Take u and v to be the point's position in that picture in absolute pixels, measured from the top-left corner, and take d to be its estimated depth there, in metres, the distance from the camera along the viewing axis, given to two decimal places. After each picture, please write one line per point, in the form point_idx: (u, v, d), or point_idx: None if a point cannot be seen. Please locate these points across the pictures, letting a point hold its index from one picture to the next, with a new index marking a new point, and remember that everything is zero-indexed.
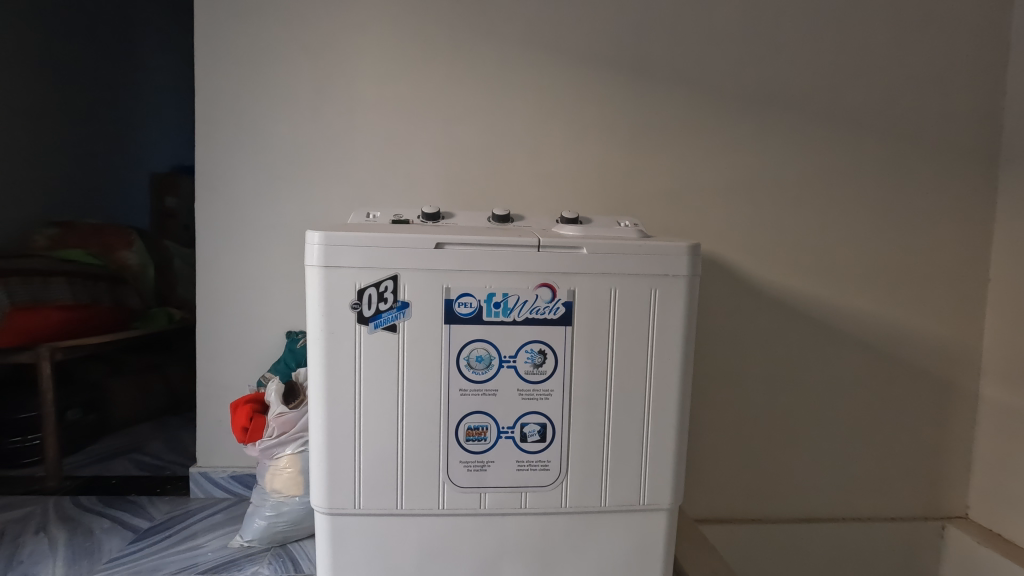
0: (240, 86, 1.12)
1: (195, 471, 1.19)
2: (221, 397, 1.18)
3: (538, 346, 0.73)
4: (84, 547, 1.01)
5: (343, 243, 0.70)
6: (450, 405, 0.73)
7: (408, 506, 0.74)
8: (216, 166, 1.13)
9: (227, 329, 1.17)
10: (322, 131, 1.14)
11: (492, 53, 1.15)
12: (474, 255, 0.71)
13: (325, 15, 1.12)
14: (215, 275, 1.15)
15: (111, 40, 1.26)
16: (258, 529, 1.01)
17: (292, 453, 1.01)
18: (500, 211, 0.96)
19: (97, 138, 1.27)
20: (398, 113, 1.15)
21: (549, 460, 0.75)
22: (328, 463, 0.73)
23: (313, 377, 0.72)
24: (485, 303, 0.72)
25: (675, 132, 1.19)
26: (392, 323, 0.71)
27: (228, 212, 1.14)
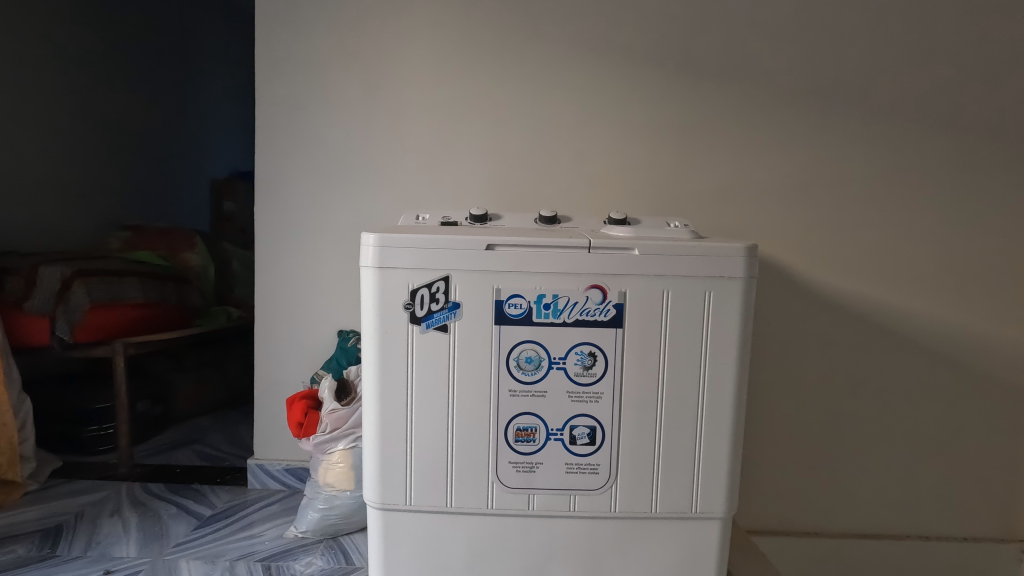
0: (296, 94, 1.17)
1: (253, 463, 1.25)
2: (277, 393, 1.23)
3: (587, 348, 0.73)
4: (153, 530, 1.07)
5: (396, 244, 0.72)
6: (500, 406, 0.73)
7: (457, 504, 0.75)
8: (274, 171, 1.18)
9: (283, 327, 1.21)
10: (372, 136, 1.17)
11: (538, 55, 1.15)
12: (524, 256, 0.72)
13: (376, 24, 1.15)
14: (272, 275, 1.20)
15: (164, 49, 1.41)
16: (312, 520, 1.05)
17: (344, 448, 1.04)
18: (547, 212, 0.96)
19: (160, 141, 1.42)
20: (446, 116, 1.16)
21: (599, 463, 0.74)
22: (380, 459, 0.75)
23: (366, 375, 0.74)
24: (536, 304, 0.72)
25: (726, 130, 1.16)
26: (443, 323, 0.72)
27: (284, 215, 1.19)
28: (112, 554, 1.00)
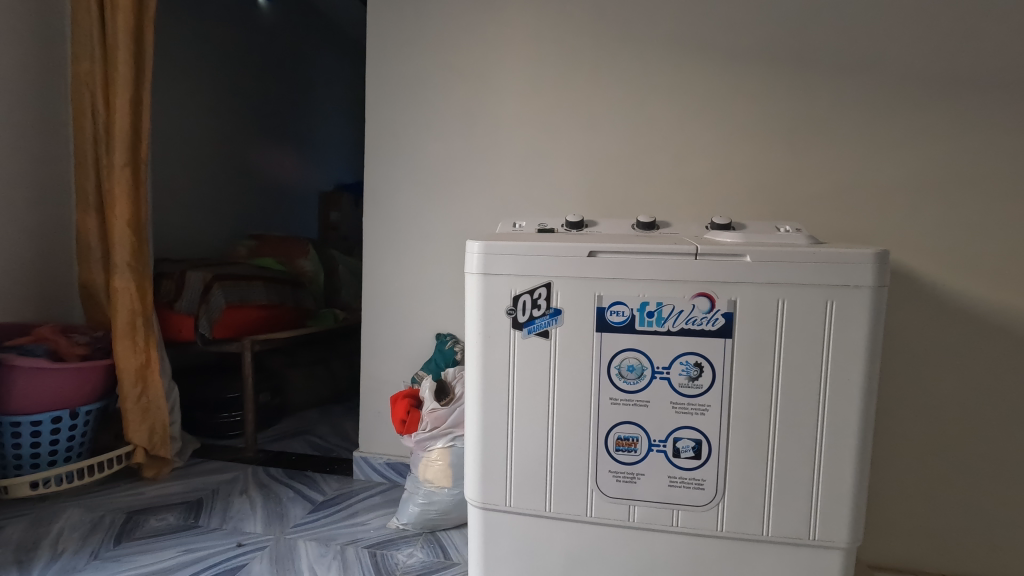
0: (400, 111, 1.25)
1: (359, 456, 1.34)
2: (381, 391, 1.31)
3: (693, 358, 0.70)
4: (276, 511, 1.19)
5: (499, 251, 0.74)
6: (600, 414, 0.73)
7: (556, 509, 0.75)
8: (382, 184, 1.27)
9: (387, 330, 1.29)
10: (469, 146, 1.22)
11: (634, 57, 1.14)
12: (626, 262, 0.71)
13: (474, 39, 1.20)
14: (378, 281, 1.29)
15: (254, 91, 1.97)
16: (413, 513, 1.10)
17: (443, 447, 1.09)
18: (645, 218, 0.94)
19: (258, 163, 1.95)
20: (540, 124, 1.18)
21: (704, 479, 0.71)
22: (482, 460, 0.77)
23: (470, 377, 0.77)
24: (639, 312, 0.71)
25: (842, 126, 1.07)
26: (545, 329, 0.73)
27: (389, 224, 1.27)
28: (243, 529, 1.11)
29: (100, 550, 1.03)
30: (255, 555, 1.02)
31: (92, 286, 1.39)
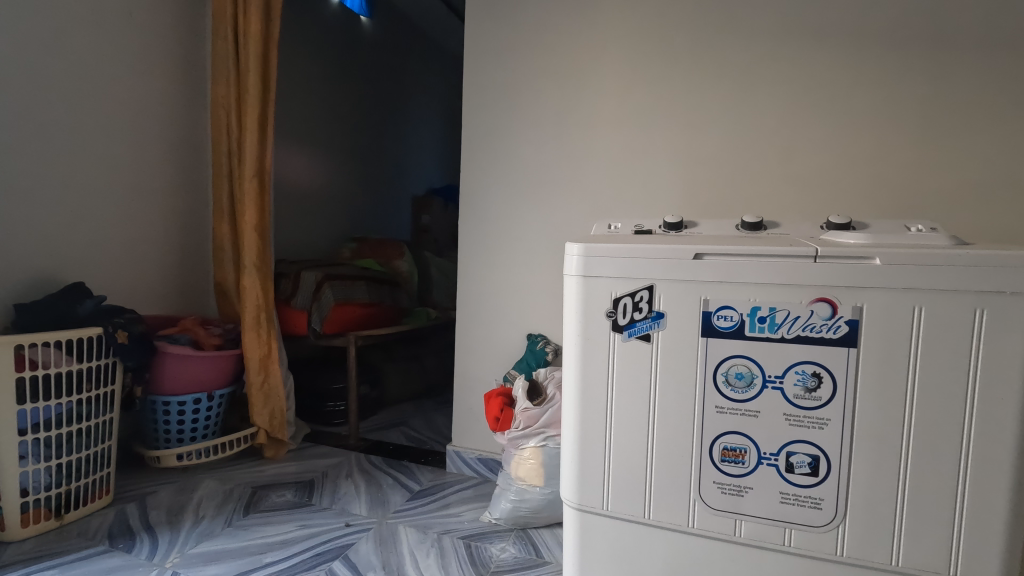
0: (496, 116, 1.29)
1: (452, 449, 1.39)
2: (474, 388, 1.35)
3: (811, 368, 0.66)
4: (378, 497, 1.27)
5: (600, 254, 0.74)
6: (704, 422, 0.70)
7: (656, 517, 0.74)
8: (477, 188, 1.31)
9: (480, 328, 1.34)
10: (564, 149, 1.23)
11: (740, 51, 1.08)
12: (736, 265, 0.68)
13: (569, 42, 1.21)
14: (472, 281, 1.33)
15: (353, 107, 2.12)
16: (505, 509, 1.12)
17: (535, 446, 1.10)
18: (751, 218, 0.87)
19: (352, 174, 2.12)
20: (636, 124, 1.16)
21: (823, 498, 0.66)
22: (579, 462, 0.77)
23: (567, 378, 0.78)
24: (749, 317, 0.68)
25: (988, 112, 0.95)
26: (646, 333, 0.72)
27: (483, 226, 1.31)
28: (350, 510, 1.20)
29: (232, 518, 1.16)
30: (361, 536, 1.09)
31: (224, 284, 1.57)
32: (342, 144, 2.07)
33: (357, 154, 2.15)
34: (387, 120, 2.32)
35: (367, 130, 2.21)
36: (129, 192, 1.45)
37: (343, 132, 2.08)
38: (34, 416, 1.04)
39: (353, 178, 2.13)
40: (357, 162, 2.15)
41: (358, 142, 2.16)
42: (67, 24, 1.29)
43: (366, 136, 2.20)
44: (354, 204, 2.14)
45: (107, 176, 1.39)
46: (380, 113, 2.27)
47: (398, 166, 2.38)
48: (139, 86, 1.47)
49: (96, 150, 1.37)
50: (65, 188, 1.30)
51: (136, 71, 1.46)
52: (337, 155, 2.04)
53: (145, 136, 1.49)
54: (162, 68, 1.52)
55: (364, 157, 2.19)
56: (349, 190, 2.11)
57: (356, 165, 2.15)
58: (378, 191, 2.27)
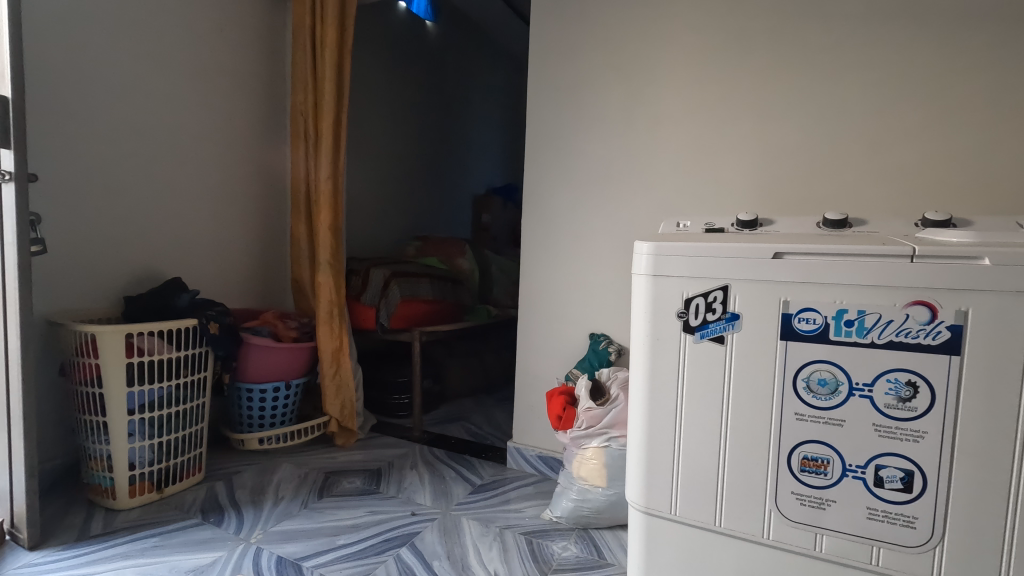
0: (561, 114, 1.28)
1: (512, 446, 1.41)
2: (535, 386, 1.36)
3: (905, 376, 0.61)
4: (441, 488, 1.30)
5: (672, 253, 0.72)
6: (782, 429, 0.67)
7: (727, 526, 0.71)
8: (541, 186, 1.32)
9: (541, 326, 1.34)
10: (630, 146, 1.21)
11: (823, 38, 1.02)
12: (819, 265, 0.65)
13: (638, 37, 1.19)
14: (535, 279, 1.34)
15: (418, 109, 2.18)
16: (567, 507, 1.12)
17: (598, 446, 1.09)
18: (834, 214, 0.82)
19: (416, 174, 2.18)
20: (707, 118, 1.13)
21: (917, 516, 0.62)
22: (645, 465, 0.76)
23: (634, 380, 0.76)
24: (834, 320, 0.64)
25: None
26: (720, 334, 0.69)
27: (546, 225, 1.32)
28: (415, 500, 1.24)
29: (308, 501, 1.23)
30: (427, 525, 1.13)
31: (300, 280, 1.66)
32: (407, 145, 2.13)
33: (421, 155, 2.21)
34: (449, 120, 2.37)
35: (431, 131, 2.26)
36: (219, 194, 1.57)
37: (409, 133, 2.14)
38: (139, 398, 1.15)
39: (417, 178, 2.19)
40: (421, 163, 2.21)
41: (422, 142, 2.21)
42: (167, 41, 1.42)
43: (430, 137, 2.26)
44: (418, 203, 2.20)
45: (200, 180, 1.52)
46: (443, 114, 2.32)
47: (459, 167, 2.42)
48: (229, 96, 1.58)
49: (191, 156, 1.49)
50: (165, 192, 1.43)
51: (226, 82, 1.57)
52: (402, 157, 2.10)
53: (233, 142, 1.60)
54: (247, 78, 1.63)
55: (428, 158, 2.25)
56: (413, 190, 2.17)
57: (420, 165, 2.21)
58: (440, 193, 2.33)
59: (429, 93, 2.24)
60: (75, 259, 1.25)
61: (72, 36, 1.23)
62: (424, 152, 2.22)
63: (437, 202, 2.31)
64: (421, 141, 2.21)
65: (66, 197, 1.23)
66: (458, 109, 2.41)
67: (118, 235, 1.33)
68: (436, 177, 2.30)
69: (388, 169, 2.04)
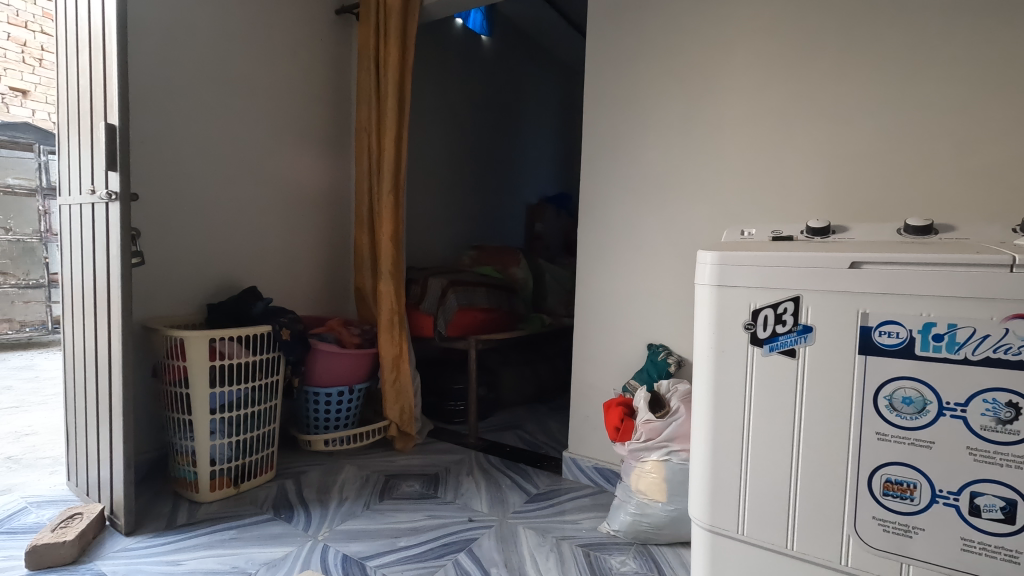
0: (618, 122, 1.28)
1: (568, 456, 1.40)
2: (591, 395, 1.35)
3: (1004, 397, 0.56)
4: (497, 496, 1.32)
5: (738, 263, 0.70)
6: (862, 449, 0.63)
7: (800, 549, 0.68)
8: (598, 195, 1.31)
9: (598, 335, 1.33)
10: (690, 152, 1.18)
11: (902, 34, 0.96)
12: (902, 275, 0.61)
13: (698, 42, 1.17)
14: (591, 288, 1.34)
15: (475, 121, 2.23)
16: (624, 521, 1.10)
17: (657, 459, 1.06)
18: (917, 221, 0.77)
19: (472, 185, 2.23)
20: (772, 122, 1.09)
21: (1020, 551, 0.56)
22: (710, 482, 0.73)
23: (698, 392, 0.74)
24: (920, 334, 0.60)
25: None
26: (791, 347, 0.66)
27: (603, 233, 1.31)
28: (472, 506, 1.26)
29: (370, 502, 1.28)
30: (484, 532, 1.14)
31: (362, 289, 1.74)
32: (463, 156, 2.18)
33: (477, 165, 2.26)
34: (505, 130, 2.40)
35: (486, 143, 2.30)
36: (291, 208, 1.67)
37: (465, 145, 2.19)
38: (220, 398, 1.24)
39: (473, 189, 2.23)
40: (476, 173, 2.25)
41: (478, 153, 2.26)
42: (247, 68, 1.53)
43: (486, 147, 2.30)
44: (474, 213, 2.24)
45: (274, 195, 1.62)
46: (499, 125, 2.36)
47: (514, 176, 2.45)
48: (300, 116, 1.68)
49: (267, 173, 1.60)
50: (244, 207, 1.54)
51: (299, 103, 1.68)
52: (459, 168, 2.16)
53: (304, 159, 1.70)
54: (318, 98, 1.73)
55: (483, 168, 2.29)
56: (469, 200, 2.22)
57: (476, 176, 2.25)
58: (495, 202, 2.36)
59: (485, 104, 2.28)
60: (166, 270, 1.37)
61: (168, 68, 1.35)
62: (479, 163, 2.26)
63: (493, 211, 2.34)
64: (478, 152, 2.25)
65: (160, 214, 1.35)
66: (513, 119, 2.44)
67: (203, 247, 1.45)
68: (492, 187, 2.33)
69: (446, 180, 2.10)
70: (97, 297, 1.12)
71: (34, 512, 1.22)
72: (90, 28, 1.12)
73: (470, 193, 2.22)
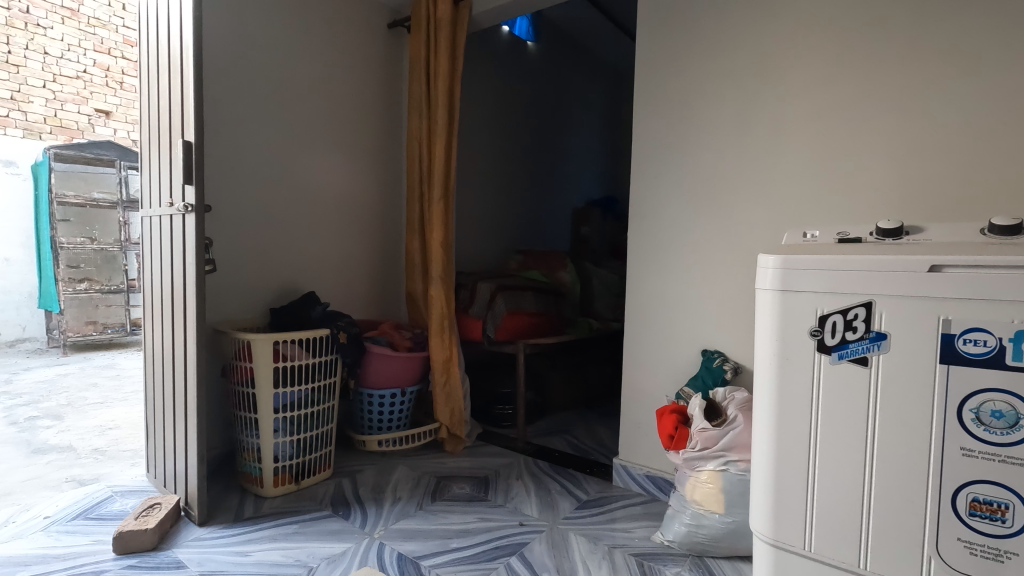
0: (670, 125, 1.26)
1: (619, 463, 1.38)
2: (642, 402, 1.33)
3: None
4: (547, 501, 1.31)
5: (803, 267, 0.67)
6: (944, 465, 0.59)
7: (874, 569, 0.64)
8: (649, 199, 1.30)
9: (649, 340, 1.31)
10: (746, 153, 1.15)
11: (983, 19, 0.90)
12: (990, 279, 0.57)
13: (755, 38, 1.13)
14: (642, 293, 1.32)
15: (521, 126, 2.25)
16: (680, 532, 1.08)
17: (714, 469, 1.03)
18: (1005, 219, 0.70)
19: (519, 190, 2.25)
20: (836, 119, 1.04)
21: None
22: (773, 495, 0.70)
23: (760, 401, 0.72)
24: (1012, 343, 0.56)
25: None
26: (862, 356, 0.63)
27: (654, 237, 1.29)
28: (523, 510, 1.27)
29: (423, 503, 1.30)
30: (535, 537, 1.14)
31: (413, 293, 1.78)
32: (510, 162, 2.20)
33: (523, 170, 2.27)
34: (551, 134, 2.40)
35: (533, 148, 2.31)
36: (347, 216, 1.74)
37: (512, 150, 2.21)
38: (283, 398, 1.30)
39: (520, 194, 2.25)
40: (522, 178, 2.27)
41: (524, 158, 2.27)
42: (307, 83, 1.61)
43: (532, 152, 2.31)
44: (521, 218, 2.26)
45: (331, 203, 1.69)
46: (545, 129, 2.36)
47: (560, 180, 2.45)
48: (356, 127, 1.75)
49: (324, 182, 1.67)
50: (304, 216, 1.62)
51: (353, 115, 1.74)
52: (505, 173, 2.18)
53: (358, 168, 1.77)
54: (371, 110, 1.80)
55: (530, 172, 2.30)
56: (516, 205, 2.23)
57: (523, 180, 2.26)
58: (542, 206, 2.37)
59: (531, 109, 2.29)
60: (235, 276, 1.46)
61: (236, 86, 1.44)
62: (525, 168, 2.28)
63: (539, 215, 2.35)
64: (524, 157, 2.27)
65: (230, 224, 1.44)
66: (559, 123, 2.44)
67: (267, 255, 1.53)
68: (538, 191, 2.34)
69: (493, 185, 2.12)
70: (175, 302, 1.20)
71: (119, 500, 1.32)
72: (169, 53, 1.21)
73: (517, 198, 2.24)
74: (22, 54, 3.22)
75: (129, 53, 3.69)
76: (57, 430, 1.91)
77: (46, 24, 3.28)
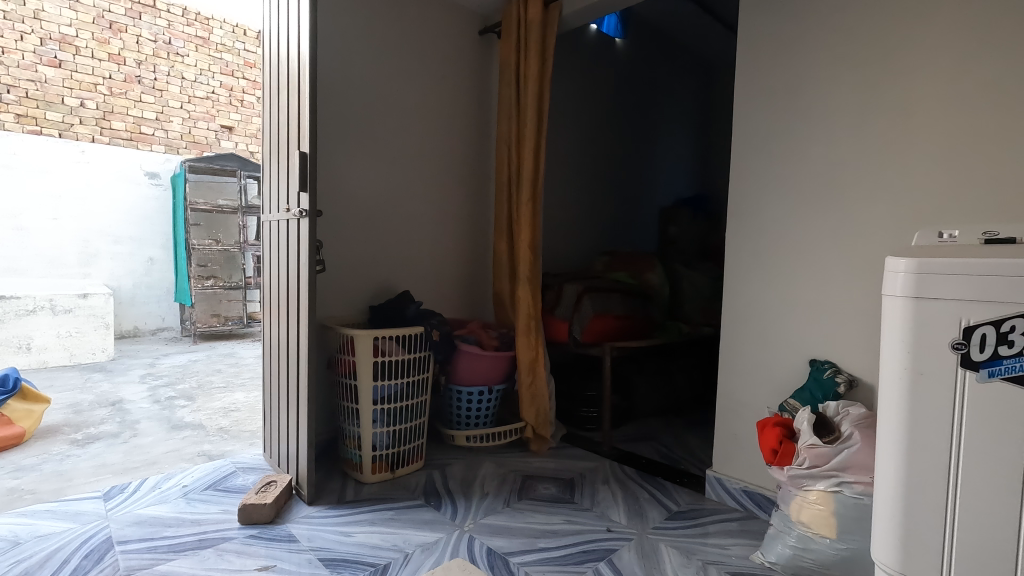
0: (777, 118, 1.18)
1: (712, 475, 1.32)
2: (740, 412, 1.25)
3: None
4: (636, 508, 1.28)
5: (944, 271, 0.60)
6: None
7: None
8: (751, 197, 1.23)
9: (750, 347, 1.24)
10: (866, 145, 1.05)
11: None
12: None
13: (879, 18, 1.03)
14: (742, 297, 1.25)
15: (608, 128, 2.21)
16: (783, 554, 1.00)
17: (825, 490, 0.95)
18: None
19: (604, 192, 2.20)
20: (980, 104, 0.92)
21: None
22: (901, 523, 0.63)
23: (887, 419, 0.65)
24: None
25: None
26: (1021, 374, 0.55)
27: (757, 238, 1.22)
28: (610, 516, 1.25)
29: (510, 500, 1.32)
30: (623, 544, 1.12)
31: (501, 294, 1.82)
32: (597, 164, 2.17)
33: (611, 169, 2.24)
34: (642, 131, 2.34)
35: (621, 146, 2.26)
36: (439, 218, 1.81)
37: (598, 151, 2.18)
38: (380, 391, 1.38)
39: (606, 196, 2.22)
40: (610, 178, 2.23)
41: (612, 157, 2.23)
42: (406, 92, 1.69)
43: (620, 150, 2.27)
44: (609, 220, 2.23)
45: (425, 206, 1.77)
46: (634, 126, 2.31)
47: (649, 178, 2.38)
48: (449, 132, 1.82)
49: (420, 186, 1.75)
50: (401, 218, 1.71)
51: (447, 121, 1.81)
52: (593, 173, 2.16)
53: (451, 172, 1.83)
54: (462, 115, 1.85)
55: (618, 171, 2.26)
56: (603, 207, 2.20)
57: (610, 180, 2.23)
58: (630, 205, 2.31)
59: (621, 106, 2.25)
60: (341, 275, 1.57)
61: (343, 99, 1.55)
62: (613, 166, 2.24)
63: (627, 215, 2.30)
64: (608, 158, 2.21)
65: (338, 227, 1.56)
66: (650, 119, 2.37)
67: (368, 255, 1.63)
68: (626, 190, 2.29)
69: (579, 185, 2.11)
70: (290, 299, 1.32)
71: (242, 476, 1.48)
72: (287, 71, 1.33)
73: (603, 201, 2.20)
74: (166, 79, 3.72)
75: (249, 73, 4.13)
76: (190, 409, 2.17)
77: (183, 52, 3.78)
